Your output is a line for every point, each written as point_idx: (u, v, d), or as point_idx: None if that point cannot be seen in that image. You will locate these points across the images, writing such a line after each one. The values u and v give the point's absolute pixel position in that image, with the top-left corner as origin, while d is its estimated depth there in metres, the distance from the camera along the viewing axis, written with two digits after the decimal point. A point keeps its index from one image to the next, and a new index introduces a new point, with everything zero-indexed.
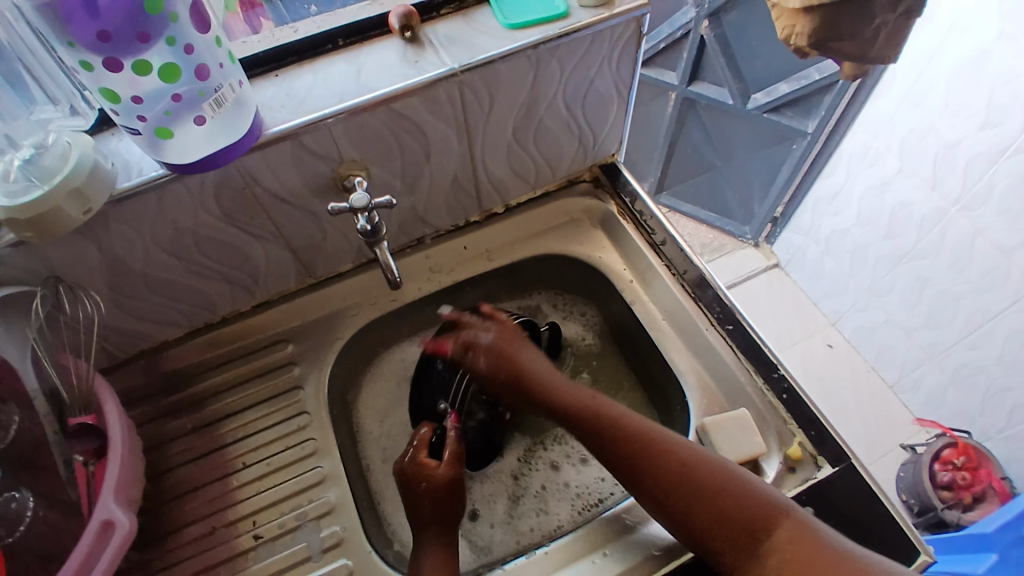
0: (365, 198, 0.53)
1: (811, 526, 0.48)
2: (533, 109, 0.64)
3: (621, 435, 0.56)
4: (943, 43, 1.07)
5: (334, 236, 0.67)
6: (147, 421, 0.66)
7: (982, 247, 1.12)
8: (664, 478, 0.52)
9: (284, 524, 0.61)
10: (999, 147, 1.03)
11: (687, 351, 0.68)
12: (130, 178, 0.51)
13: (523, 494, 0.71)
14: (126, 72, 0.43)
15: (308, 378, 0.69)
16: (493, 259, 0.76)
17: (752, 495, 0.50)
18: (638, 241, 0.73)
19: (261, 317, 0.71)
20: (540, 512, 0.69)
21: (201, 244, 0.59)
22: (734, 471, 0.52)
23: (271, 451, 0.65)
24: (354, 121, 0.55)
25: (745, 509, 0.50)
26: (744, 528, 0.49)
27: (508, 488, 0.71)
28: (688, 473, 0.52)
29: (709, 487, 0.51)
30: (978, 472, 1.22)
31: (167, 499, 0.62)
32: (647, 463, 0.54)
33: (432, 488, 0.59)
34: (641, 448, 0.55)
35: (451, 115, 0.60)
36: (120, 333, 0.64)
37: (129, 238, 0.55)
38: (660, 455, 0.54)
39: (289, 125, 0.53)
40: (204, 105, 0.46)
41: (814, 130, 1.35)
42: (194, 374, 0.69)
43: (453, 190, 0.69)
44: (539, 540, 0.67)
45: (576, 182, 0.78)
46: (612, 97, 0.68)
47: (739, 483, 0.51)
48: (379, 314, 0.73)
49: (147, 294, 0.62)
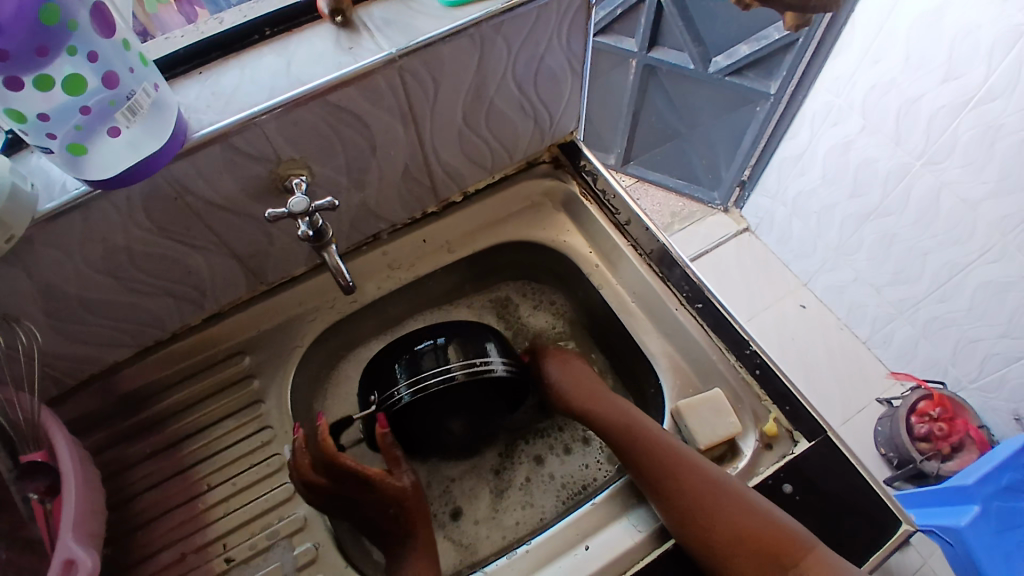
0: (304, 201, 0.49)
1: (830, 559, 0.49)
2: (482, 92, 0.61)
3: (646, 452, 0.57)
4: None
5: (281, 240, 0.63)
6: (105, 448, 0.63)
7: (948, 200, 1.13)
8: (691, 495, 0.53)
9: (256, 544, 0.58)
10: (962, 99, 1.02)
11: (658, 333, 0.67)
12: (53, 197, 0.47)
13: (506, 489, 0.70)
14: (27, 91, 0.38)
15: (270, 390, 0.66)
16: (454, 251, 0.73)
17: (772, 520, 0.51)
18: (602, 222, 0.71)
19: (215, 329, 0.67)
20: (524, 504, 0.68)
21: (137, 260, 0.55)
22: (758, 497, 0.53)
23: (236, 470, 0.62)
24: (288, 119, 0.51)
25: (765, 531, 0.50)
26: (763, 551, 0.50)
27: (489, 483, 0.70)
28: (713, 492, 0.53)
29: (735, 511, 0.52)
30: (955, 423, 1.25)
31: (132, 528, 0.59)
32: (676, 475, 0.55)
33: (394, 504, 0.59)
34: (672, 472, 0.55)
35: (393, 104, 0.56)
36: (64, 360, 0.60)
37: (56, 261, 0.50)
38: (692, 471, 0.55)
39: (217, 127, 0.49)
40: (117, 115, 0.42)
41: (776, 91, 1.32)
42: (151, 394, 0.66)
43: (406, 182, 0.66)
44: (524, 534, 0.66)
45: (536, 163, 0.75)
46: (566, 73, 0.65)
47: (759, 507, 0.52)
48: (339, 317, 0.70)
49: (87, 317, 0.58)
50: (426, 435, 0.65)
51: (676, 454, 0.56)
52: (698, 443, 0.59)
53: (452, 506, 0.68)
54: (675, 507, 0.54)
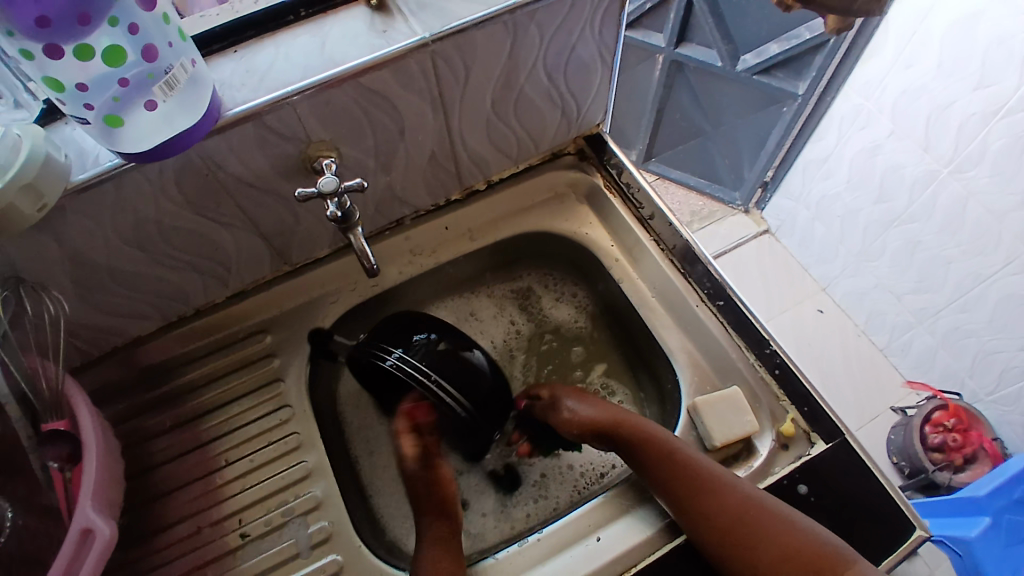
0: (334, 180, 0.49)
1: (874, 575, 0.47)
2: (512, 80, 0.61)
3: (673, 470, 0.56)
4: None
5: (307, 220, 0.64)
6: (126, 419, 0.64)
7: (975, 208, 1.11)
8: (726, 516, 0.52)
9: (271, 520, 0.59)
10: (995, 106, 1.01)
11: (677, 329, 0.67)
12: (85, 169, 0.47)
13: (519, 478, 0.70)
14: (67, 59, 0.39)
15: (289, 369, 0.66)
16: (476, 238, 0.73)
17: (814, 537, 0.49)
18: (626, 216, 0.71)
19: (237, 307, 0.68)
20: (537, 498, 0.68)
21: (166, 234, 0.56)
22: (795, 513, 0.51)
23: (254, 447, 0.63)
24: (320, 99, 0.52)
25: (806, 554, 0.49)
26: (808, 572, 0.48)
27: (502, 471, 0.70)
28: (748, 513, 0.52)
29: (773, 529, 0.50)
30: (969, 435, 1.23)
31: (150, 499, 0.60)
32: (707, 494, 0.54)
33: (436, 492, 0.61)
34: (703, 491, 0.54)
35: (423, 88, 0.56)
36: (90, 330, 0.61)
37: (88, 232, 0.51)
38: (725, 491, 0.53)
39: (250, 105, 0.49)
40: (154, 88, 0.43)
41: (804, 92, 1.30)
42: (173, 368, 0.67)
43: (432, 168, 0.66)
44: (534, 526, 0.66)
45: (561, 155, 0.75)
46: (596, 64, 0.65)
47: (797, 528, 0.50)
48: (360, 300, 0.71)
49: (114, 289, 0.59)
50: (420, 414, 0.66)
51: (708, 477, 0.54)
52: (713, 439, 0.59)
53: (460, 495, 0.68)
54: (712, 529, 0.52)
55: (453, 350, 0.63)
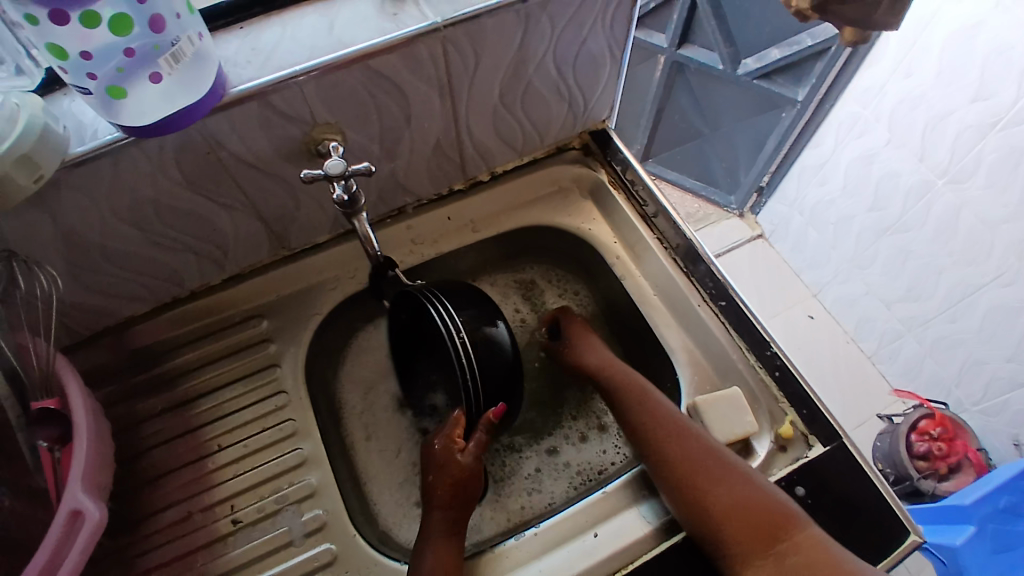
0: (341, 163, 0.49)
1: (819, 537, 0.49)
2: (521, 70, 0.60)
3: (649, 416, 0.59)
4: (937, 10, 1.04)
5: (308, 205, 0.63)
6: (115, 402, 0.62)
7: (968, 219, 1.12)
8: (689, 460, 0.55)
9: (263, 507, 0.58)
10: (990, 120, 1.02)
11: (678, 327, 0.67)
12: (84, 141, 0.46)
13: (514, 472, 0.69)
14: (73, 26, 0.38)
15: (285, 355, 0.65)
16: (478, 230, 0.73)
17: (767, 492, 0.52)
18: (629, 213, 0.71)
19: (233, 290, 0.67)
20: (531, 491, 0.68)
21: (163, 214, 0.55)
22: (755, 471, 0.54)
23: (247, 433, 0.62)
24: (326, 81, 0.51)
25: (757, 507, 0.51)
26: (755, 524, 0.50)
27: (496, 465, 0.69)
28: (709, 462, 0.54)
29: (729, 478, 0.53)
30: (954, 444, 1.24)
31: (139, 484, 0.59)
32: (675, 440, 0.56)
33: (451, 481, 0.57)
34: (673, 438, 0.57)
35: (432, 74, 0.55)
36: (82, 310, 0.60)
37: (83, 208, 0.50)
38: (691, 437, 0.56)
39: (256, 83, 0.48)
40: (160, 60, 0.42)
41: (803, 99, 1.31)
42: (165, 351, 0.65)
43: (436, 157, 0.65)
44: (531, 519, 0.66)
45: (566, 149, 0.75)
46: (605, 58, 0.64)
47: (752, 483, 0.53)
48: (358, 288, 0.70)
49: (108, 269, 0.57)
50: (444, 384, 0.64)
51: (678, 426, 0.57)
52: (713, 438, 0.59)
53: None
54: (672, 473, 0.55)
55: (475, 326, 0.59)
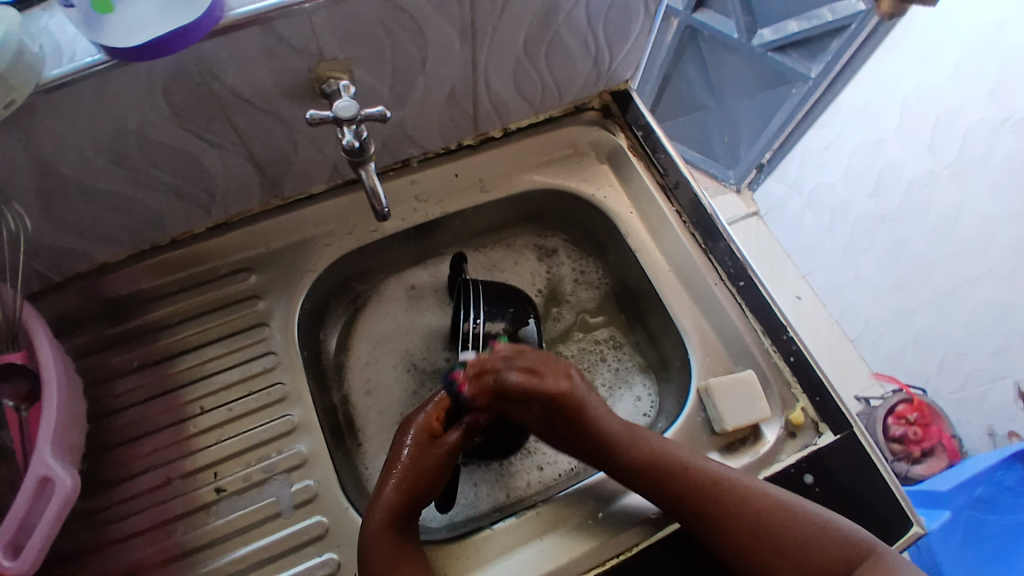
0: (353, 106, 0.43)
1: (896, 557, 0.45)
2: (552, 17, 0.54)
3: (685, 489, 0.50)
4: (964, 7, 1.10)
5: (307, 150, 0.57)
6: (88, 354, 0.58)
7: (967, 214, 1.15)
8: (751, 536, 0.48)
9: (249, 476, 0.55)
10: (1001, 117, 1.06)
11: (692, 307, 0.64)
12: (60, 64, 0.40)
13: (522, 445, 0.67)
14: None
15: (275, 313, 0.61)
16: (486, 190, 0.68)
17: (841, 542, 0.47)
18: (648, 182, 0.67)
19: (220, 240, 0.61)
20: (539, 467, 0.65)
21: (147, 148, 0.49)
22: (821, 519, 0.48)
23: (232, 396, 0.58)
24: (341, 10, 0.45)
25: (841, 555, 0.46)
26: None
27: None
28: (767, 518, 0.48)
29: (798, 546, 0.47)
30: (930, 429, 1.23)
31: (112, 445, 0.55)
32: (726, 522, 0.48)
33: (411, 467, 0.52)
34: (725, 513, 0.49)
35: (456, 13, 0.49)
36: (53, 253, 0.54)
37: (57, 137, 0.44)
38: (744, 509, 0.49)
39: (259, 6, 0.42)
40: None
41: (817, 75, 1.23)
42: (142, 303, 0.60)
43: (449, 107, 0.60)
44: (535, 495, 0.63)
45: (584, 109, 0.70)
46: (639, 12, 0.59)
47: (821, 524, 0.48)
48: (357, 245, 0.64)
49: (84, 208, 0.51)
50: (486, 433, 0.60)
51: (720, 492, 0.50)
52: (724, 424, 0.57)
53: None
54: (731, 543, 0.48)
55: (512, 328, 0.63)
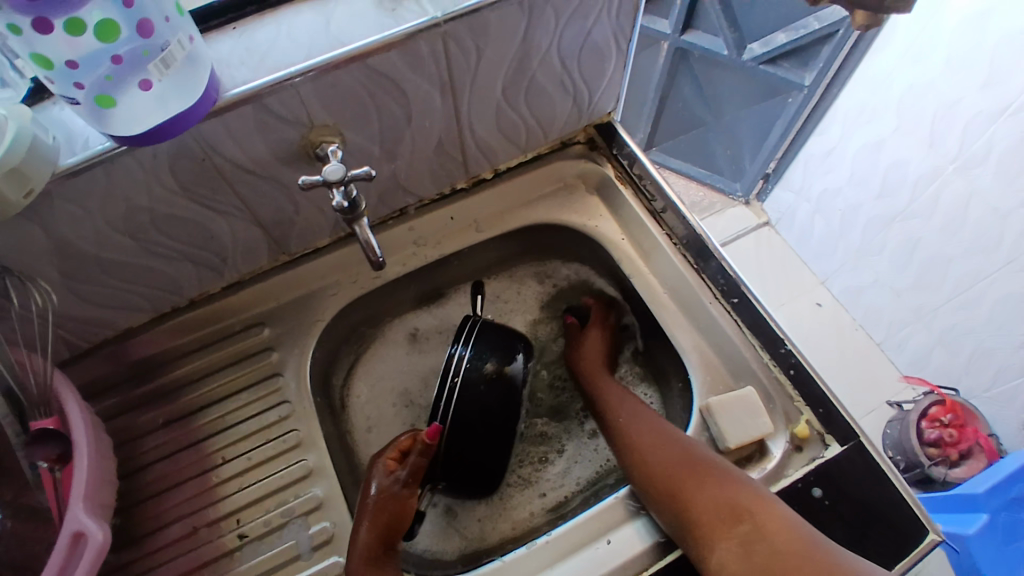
0: (340, 168, 0.47)
1: (793, 519, 0.49)
2: (525, 65, 0.58)
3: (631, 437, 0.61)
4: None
5: (308, 209, 0.61)
6: (117, 415, 0.62)
7: (977, 207, 1.09)
8: (668, 465, 0.56)
9: (270, 521, 0.58)
10: (999, 106, 0.99)
11: (690, 328, 0.66)
12: (75, 152, 0.44)
13: (522, 477, 0.70)
14: (55, 35, 0.36)
15: (288, 363, 0.64)
16: (481, 230, 0.71)
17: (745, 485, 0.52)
18: (637, 209, 0.69)
19: (233, 298, 0.65)
20: (541, 496, 0.69)
21: (158, 221, 0.53)
22: (733, 468, 0.54)
23: (250, 444, 0.61)
24: (325, 81, 0.48)
25: (736, 497, 0.51)
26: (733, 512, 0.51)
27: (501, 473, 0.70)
28: (686, 452, 0.56)
29: (702, 478, 0.53)
30: (965, 430, 1.21)
31: (141, 499, 0.58)
32: (654, 454, 0.58)
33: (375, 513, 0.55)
34: (654, 449, 0.58)
35: (433, 71, 0.53)
36: (79, 321, 0.58)
37: (75, 219, 0.48)
38: (668, 445, 0.58)
39: (251, 86, 0.46)
40: (149, 66, 0.40)
41: (810, 83, 1.28)
42: (165, 362, 0.64)
43: (438, 156, 0.64)
44: (542, 523, 0.66)
45: (571, 143, 0.73)
46: (611, 49, 0.62)
47: (732, 476, 0.54)
48: (363, 292, 0.68)
49: (104, 280, 0.56)
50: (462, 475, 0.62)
51: (654, 438, 0.59)
52: (727, 442, 0.58)
53: (447, 505, 0.67)
54: (653, 473, 0.56)
55: (499, 372, 0.61)
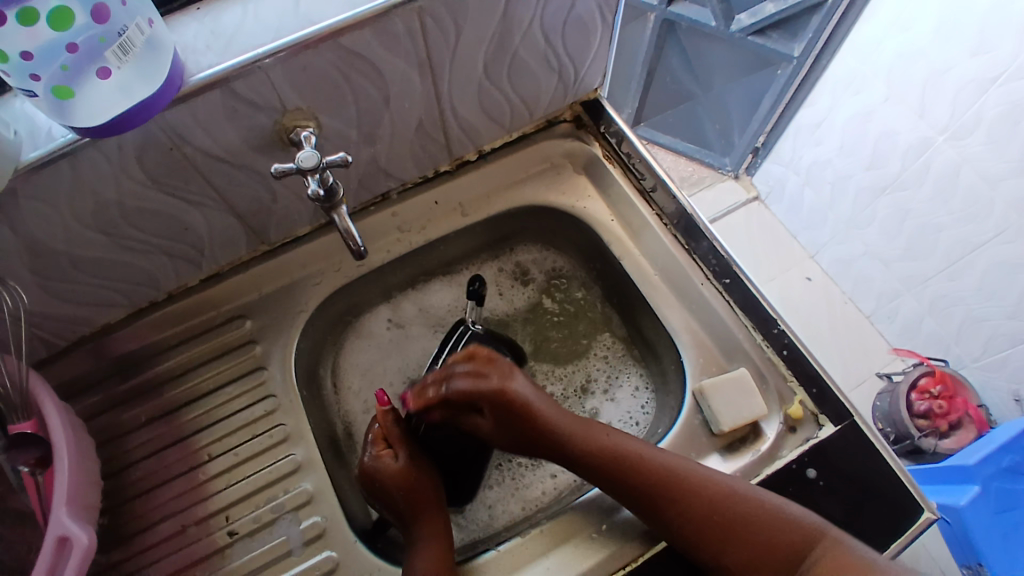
0: (315, 155, 0.46)
1: (849, 544, 0.48)
2: (507, 42, 0.55)
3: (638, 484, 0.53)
4: None
5: (285, 197, 0.59)
6: (100, 414, 0.60)
7: (967, 175, 1.08)
8: (705, 516, 0.51)
9: (260, 517, 0.57)
10: (991, 74, 0.98)
11: (681, 308, 0.65)
12: (37, 146, 0.42)
13: (532, 457, 0.69)
14: (9, 26, 0.34)
15: (272, 357, 0.63)
16: (467, 214, 0.70)
17: (793, 523, 0.49)
18: (627, 188, 0.68)
19: (214, 290, 0.63)
20: (554, 474, 0.68)
21: (130, 216, 0.51)
22: (772, 503, 0.50)
23: (237, 440, 0.60)
24: (295, 63, 0.46)
25: (790, 536, 0.49)
26: (790, 556, 0.48)
27: (511, 453, 0.69)
28: (722, 505, 0.51)
29: (748, 526, 0.50)
30: (955, 401, 1.22)
31: (129, 498, 0.57)
32: (677, 506, 0.51)
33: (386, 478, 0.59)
34: (681, 500, 0.51)
35: (410, 49, 0.51)
36: (55, 320, 0.56)
37: (42, 216, 0.46)
38: (692, 492, 0.52)
39: (218, 70, 0.44)
40: (108, 54, 0.37)
41: (800, 54, 1.26)
42: (147, 358, 0.62)
43: (419, 139, 0.62)
44: (553, 502, 0.65)
45: (556, 122, 0.71)
46: (595, 22, 0.60)
47: (776, 517, 0.50)
48: (345, 281, 0.67)
49: (78, 277, 0.54)
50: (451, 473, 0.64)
51: (672, 483, 0.52)
52: (720, 425, 0.58)
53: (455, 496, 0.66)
54: (690, 535, 0.51)
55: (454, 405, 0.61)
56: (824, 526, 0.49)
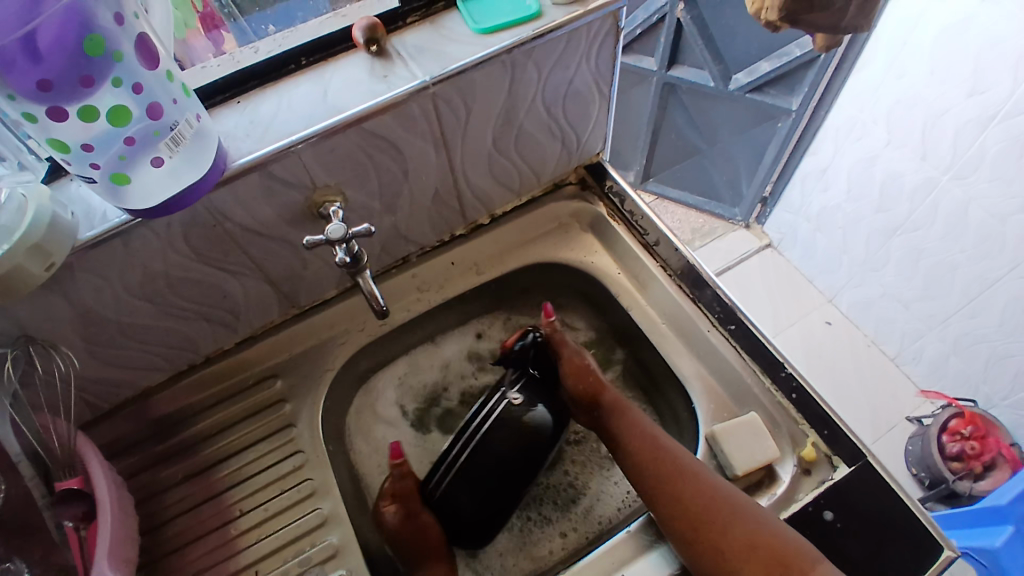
0: (342, 227, 0.51)
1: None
2: (513, 116, 0.61)
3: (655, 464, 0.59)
4: (921, 11, 1.04)
5: (314, 264, 0.64)
6: (139, 473, 0.63)
7: (977, 213, 1.10)
8: (701, 506, 0.54)
9: (288, 570, 0.59)
10: (987, 114, 1.01)
11: (691, 355, 0.67)
12: (93, 226, 0.47)
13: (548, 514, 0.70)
14: (70, 121, 0.39)
15: (301, 414, 0.66)
16: (483, 272, 0.74)
17: (779, 533, 0.51)
18: (631, 243, 0.72)
19: (247, 352, 0.68)
20: (564, 534, 0.69)
21: (175, 285, 0.56)
22: (765, 511, 0.53)
23: (267, 495, 0.63)
24: (324, 146, 0.52)
25: (770, 540, 0.51)
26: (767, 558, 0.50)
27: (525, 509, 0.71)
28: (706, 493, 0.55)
29: (735, 522, 0.53)
30: (987, 441, 1.20)
31: (164, 553, 0.60)
32: (681, 489, 0.56)
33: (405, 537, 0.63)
34: (684, 486, 0.56)
35: (426, 129, 0.56)
36: (101, 384, 0.61)
37: (96, 288, 0.51)
38: (695, 477, 0.56)
39: (256, 155, 0.49)
40: (160, 145, 0.43)
41: (799, 107, 1.31)
42: (184, 418, 0.66)
43: (436, 206, 0.67)
44: (558, 562, 0.66)
45: (562, 185, 0.76)
46: (594, 94, 0.65)
47: (763, 518, 0.53)
48: (369, 340, 0.71)
49: (123, 342, 0.58)
50: (475, 498, 0.64)
51: (681, 466, 0.58)
52: (735, 468, 0.59)
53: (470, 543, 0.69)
54: (682, 523, 0.54)
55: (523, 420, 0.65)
56: (812, 552, 0.50)
